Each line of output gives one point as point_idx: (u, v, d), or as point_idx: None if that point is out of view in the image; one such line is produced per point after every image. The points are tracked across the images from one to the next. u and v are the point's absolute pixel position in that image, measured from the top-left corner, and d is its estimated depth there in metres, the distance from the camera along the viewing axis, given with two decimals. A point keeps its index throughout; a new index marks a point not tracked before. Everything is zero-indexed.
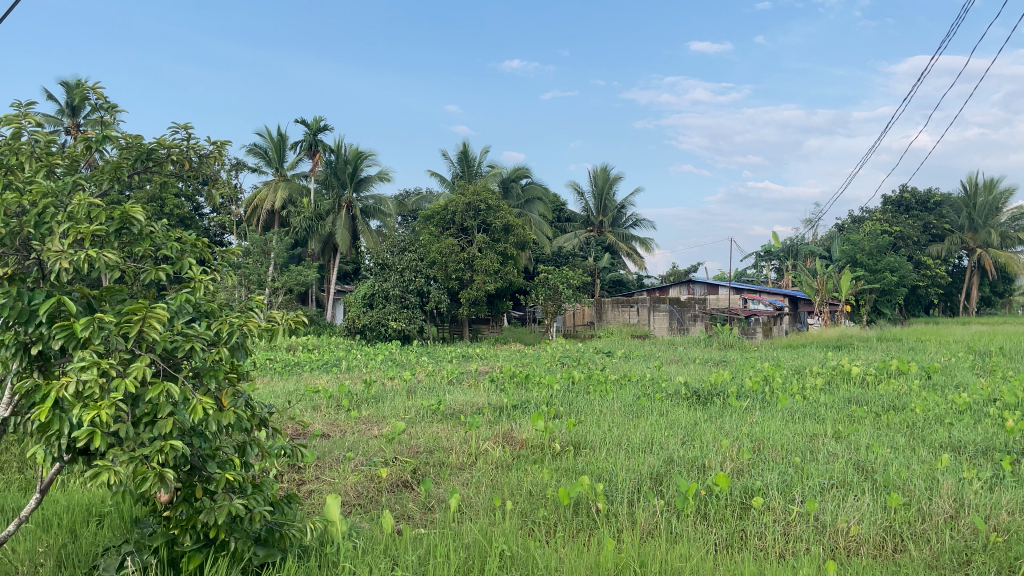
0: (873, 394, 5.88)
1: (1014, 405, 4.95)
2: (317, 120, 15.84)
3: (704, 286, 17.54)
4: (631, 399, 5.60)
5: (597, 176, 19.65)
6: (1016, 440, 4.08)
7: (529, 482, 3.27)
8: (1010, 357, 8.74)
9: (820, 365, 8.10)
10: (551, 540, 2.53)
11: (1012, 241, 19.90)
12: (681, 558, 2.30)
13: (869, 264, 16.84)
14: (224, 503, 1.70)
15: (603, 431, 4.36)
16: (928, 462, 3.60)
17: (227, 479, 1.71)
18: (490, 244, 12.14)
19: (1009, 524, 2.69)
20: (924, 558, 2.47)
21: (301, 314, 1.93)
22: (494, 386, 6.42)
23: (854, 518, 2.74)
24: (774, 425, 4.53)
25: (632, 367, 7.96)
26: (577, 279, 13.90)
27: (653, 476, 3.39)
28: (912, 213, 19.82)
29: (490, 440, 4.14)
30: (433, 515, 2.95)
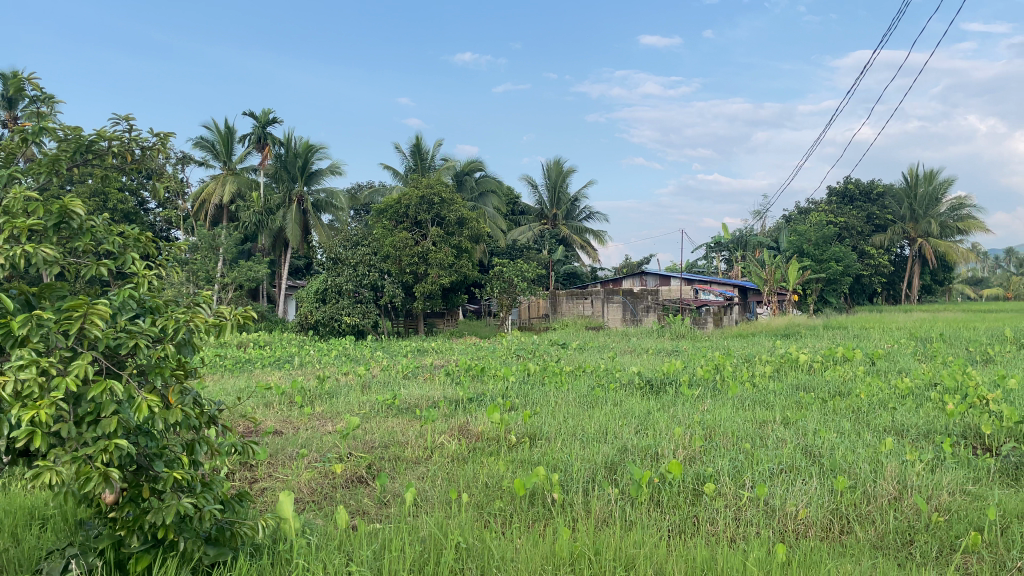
0: (819, 380, 6.04)
1: (952, 388, 5.14)
2: (266, 112, 15.57)
3: (656, 278, 17.76)
4: (586, 390, 5.66)
5: (551, 169, 19.77)
6: (955, 422, 4.23)
7: (485, 474, 3.28)
8: (948, 343, 9.06)
9: (769, 353, 8.29)
10: (507, 531, 2.54)
11: (951, 231, 20.59)
12: (635, 544, 2.34)
13: (815, 254, 17.25)
14: (172, 503, 1.66)
15: (558, 422, 4.40)
16: (872, 445, 3.71)
17: (174, 477, 1.68)
18: (444, 238, 12.12)
19: (949, 504, 2.80)
20: (869, 539, 2.56)
21: (250, 309, 1.89)
22: (449, 380, 6.42)
23: (802, 502, 2.81)
24: (725, 412, 4.63)
25: (586, 358, 8.04)
26: (531, 271, 13.94)
27: (608, 466, 3.43)
28: (857, 204, 20.37)
29: (446, 433, 4.14)
30: (389, 510, 2.94)
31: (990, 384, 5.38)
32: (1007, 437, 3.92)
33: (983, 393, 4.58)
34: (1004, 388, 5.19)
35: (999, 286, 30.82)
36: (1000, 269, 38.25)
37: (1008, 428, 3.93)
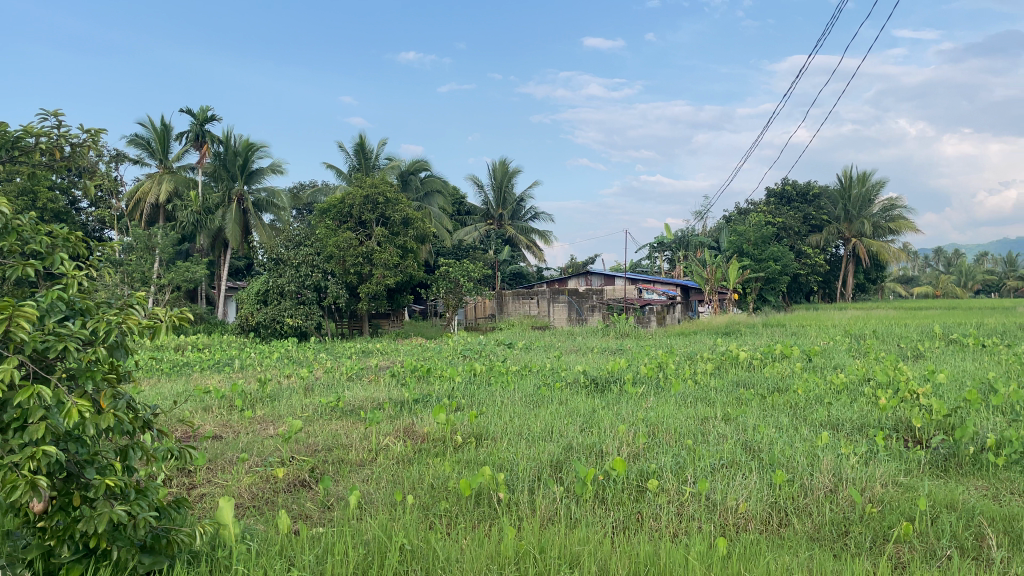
0: (758, 377, 6.19)
1: (885, 382, 5.33)
2: (204, 110, 15.19)
3: (601, 278, 17.94)
4: (532, 389, 5.68)
5: (497, 170, 19.84)
6: (888, 416, 4.39)
7: (430, 475, 3.27)
8: (881, 340, 9.39)
9: (710, 351, 8.47)
10: (452, 531, 2.54)
11: (883, 232, 21.30)
12: (580, 542, 2.37)
13: (755, 254, 17.67)
14: (104, 510, 1.60)
15: (504, 421, 4.41)
16: (809, 439, 3.82)
17: (106, 483, 1.62)
18: (389, 238, 12.04)
19: (882, 495, 2.90)
20: (807, 531, 2.63)
21: (186, 309, 1.85)
22: (394, 381, 6.37)
23: (742, 496, 2.87)
24: (669, 409, 4.71)
25: (532, 358, 8.06)
26: (477, 271, 13.94)
27: (553, 464, 3.44)
28: (793, 205, 20.93)
29: (390, 435, 4.11)
30: (333, 513, 2.91)
31: (920, 379, 5.59)
32: (936, 430, 4.08)
33: (913, 388, 4.75)
34: (932, 383, 5.39)
35: (928, 283, 32.05)
36: (929, 268, 39.78)
37: (936, 421, 4.09)
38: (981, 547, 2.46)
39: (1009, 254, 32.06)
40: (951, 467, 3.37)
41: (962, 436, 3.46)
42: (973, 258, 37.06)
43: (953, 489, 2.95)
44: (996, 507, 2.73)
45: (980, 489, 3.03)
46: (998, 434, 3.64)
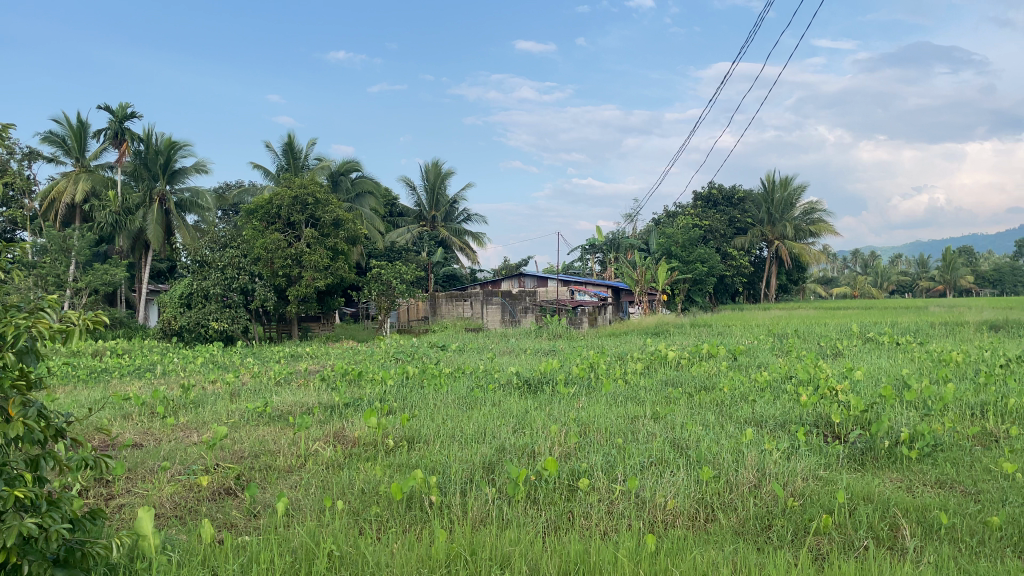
0: (686, 375, 6.35)
1: (806, 379, 5.53)
2: (123, 106, 14.67)
3: (534, 279, 18.04)
4: (464, 391, 5.69)
5: (429, 171, 19.80)
6: (809, 412, 4.55)
7: (361, 480, 3.24)
8: (802, 338, 9.75)
9: (641, 350, 8.64)
10: (382, 535, 2.53)
11: (804, 234, 22.08)
12: (511, 542, 2.38)
13: (682, 255, 18.08)
14: (13, 524, 1.54)
15: (437, 424, 4.40)
16: (734, 436, 3.93)
17: (16, 496, 1.56)
18: (319, 239, 11.87)
19: (803, 489, 3.01)
20: (732, 526, 2.71)
21: (100, 314, 1.80)
22: (325, 385, 6.27)
23: (670, 493, 2.94)
24: (600, 408, 4.78)
25: (465, 360, 8.06)
26: (410, 274, 13.85)
27: (485, 466, 3.46)
28: (719, 208, 21.52)
29: (320, 440, 4.05)
30: (260, 521, 2.85)
31: (839, 376, 5.82)
32: (853, 425, 4.24)
33: (833, 384, 4.93)
34: (850, 380, 5.62)
35: (846, 284, 33.32)
36: (847, 269, 41.51)
37: (854, 416, 4.27)
38: (896, 537, 2.58)
39: (921, 256, 33.68)
40: (869, 460, 3.51)
41: (877, 431, 3.62)
42: (888, 259, 38.79)
43: (870, 481, 3.08)
44: (909, 498, 2.86)
45: (895, 482, 3.17)
46: (911, 428, 3.81)
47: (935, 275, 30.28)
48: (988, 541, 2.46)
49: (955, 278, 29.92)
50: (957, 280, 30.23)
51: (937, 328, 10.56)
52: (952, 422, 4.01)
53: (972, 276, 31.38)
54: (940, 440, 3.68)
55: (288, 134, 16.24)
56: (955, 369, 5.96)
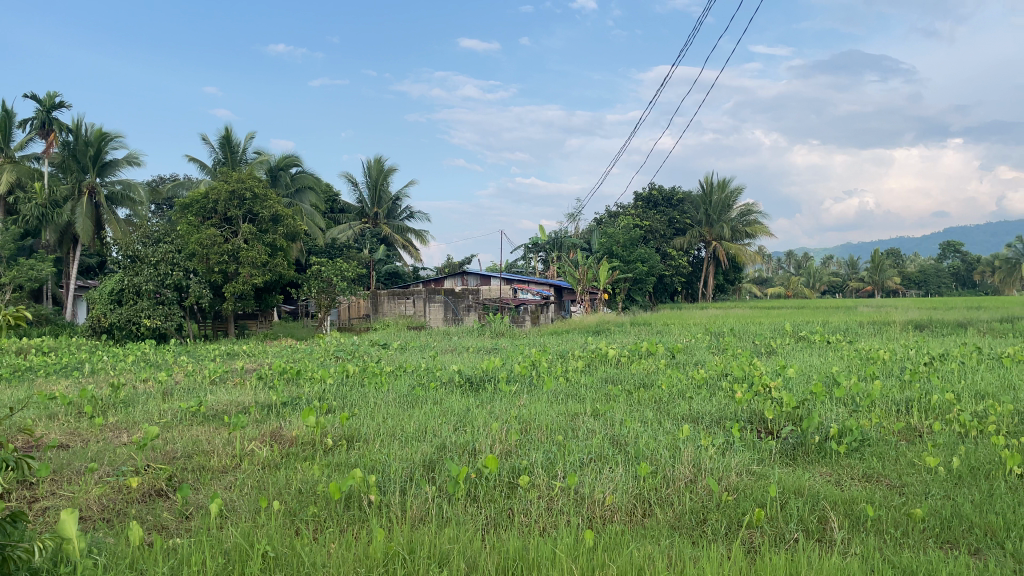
0: (626, 373, 6.45)
1: (741, 377, 5.70)
2: (50, 96, 14.14)
3: (478, 278, 18.03)
4: (406, 389, 5.67)
5: (372, 168, 19.62)
6: (743, 409, 4.67)
7: (299, 480, 3.20)
8: (738, 337, 10.01)
9: (581, 348, 8.72)
10: (319, 535, 2.51)
11: (740, 235, 22.64)
12: (449, 541, 2.39)
13: (624, 255, 18.33)
14: None
15: (376, 422, 4.38)
16: (671, 432, 4.01)
17: None
18: (257, 235, 11.66)
19: (737, 484, 3.09)
20: (668, 520, 2.77)
21: (20, 310, 1.74)
22: (262, 384, 6.16)
23: (609, 488, 2.99)
24: (541, 406, 4.82)
25: (406, 358, 8.02)
26: (351, 271, 13.70)
27: (426, 464, 3.46)
28: (660, 209, 21.90)
29: (256, 439, 3.98)
30: (192, 523, 2.80)
31: (772, 373, 5.99)
32: (785, 421, 4.39)
33: (766, 381, 5.07)
34: (783, 377, 5.80)
35: (780, 284, 34.31)
36: (781, 269, 42.74)
37: (786, 412, 4.41)
38: (824, 529, 2.67)
39: (851, 257, 34.93)
40: (799, 455, 3.64)
41: (808, 426, 3.75)
42: (819, 260, 40.13)
43: (801, 476, 3.19)
44: (837, 491, 2.97)
45: (825, 476, 3.28)
46: (840, 423, 3.96)
47: (864, 276, 31.41)
48: (912, 532, 2.54)
49: (882, 279, 31.11)
50: (884, 280, 31.45)
51: (865, 327, 10.98)
52: (879, 417, 4.18)
53: (898, 277, 32.67)
54: (867, 435, 3.84)
55: (226, 127, 15.88)
56: (881, 367, 6.20)
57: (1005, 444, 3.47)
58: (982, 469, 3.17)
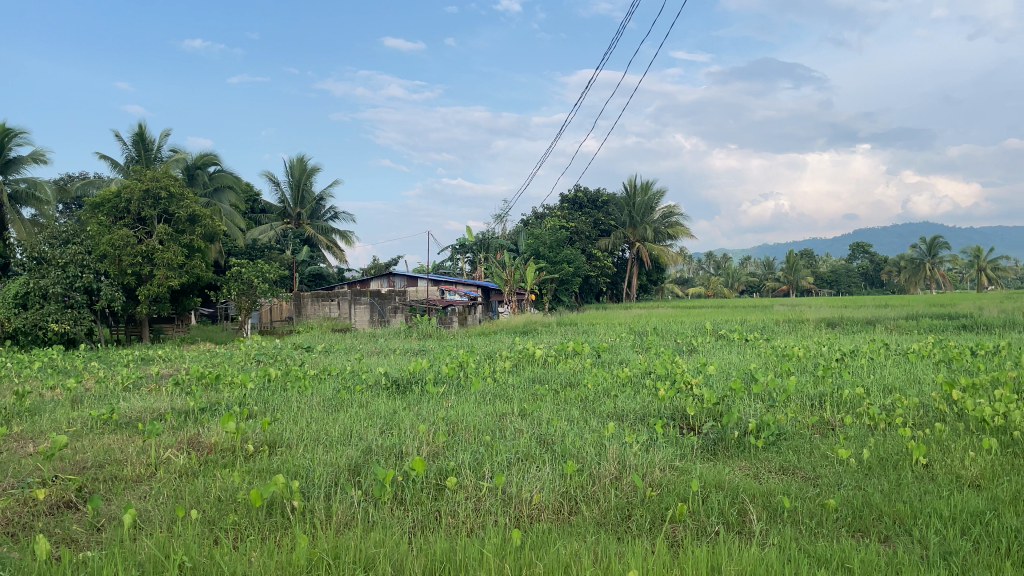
0: (552, 373, 6.51)
1: (664, 374, 5.83)
2: None
3: (404, 279, 17.84)
4: (330, 392, 5.57)
5: (294, 167, 19.22)
6: (666, 406, 4.78)
7: (218, 488, 3.10)
8: (661, 336, 10.24)
9: (509, 349, 8.75)
10: (239, 543, 2.44)
11: (663, 237, 23.19)
12: (375, 545, 2.35)
13: (550, 256, 18.49)
14: None
15: (300, 427, 4.29)
16: (596, 430, 4.07)
17: None
18: (173, 236, 11.27)
19: (660, 479, 3.16)
20: (594, 517, 2.81)
21: None
22: (178, 390, 5.94)
23: (536, 488, 3.02)
24: (468, 407, 4.82)
25: (331, 361, 7.90)
26: (272, 273, 13.38)
27: (351, 468, 3.42)
28: (585, 210, 22.21)
29: (172, 447, 3.85)
30: (104, 535, 2.69)
31: (694, 371, 6.14)
32: (706, 417, 4.51)
33: (688, 378, 5.20)
34: (703, 373, 5.97)
35: (701, 284, 35.27)
36: (701, 270, 43.90)
37: (707, 408, 4.54)
38: (744, 521, 2.75)
39: (767, 258, 36.21)
40: (720, 450, 3.75)
41: (728, 422, 3.87)
42: (738, 260, 41.41)
43: (721, 470, 3.28)
44: (755, 484, 3.07)
45: (744, 469, 3.39)
46: (758, 418, 4.11)
47: (780, 276, 32.64)
48: (826, 522, 2.65)
49: (797, 279, 32.37)
50: (798, 280, 32.69)
51: (781, 325, 11.40)
52: (795, 412, 4.34)
53: (812, 277, 34.04)
54: (783, 429, 3.98)
55: (139, 124, 15.29)
56: (797, 364, 6.45)
57: (911, 435, 3.65)
58: (890, 460, 3.32)
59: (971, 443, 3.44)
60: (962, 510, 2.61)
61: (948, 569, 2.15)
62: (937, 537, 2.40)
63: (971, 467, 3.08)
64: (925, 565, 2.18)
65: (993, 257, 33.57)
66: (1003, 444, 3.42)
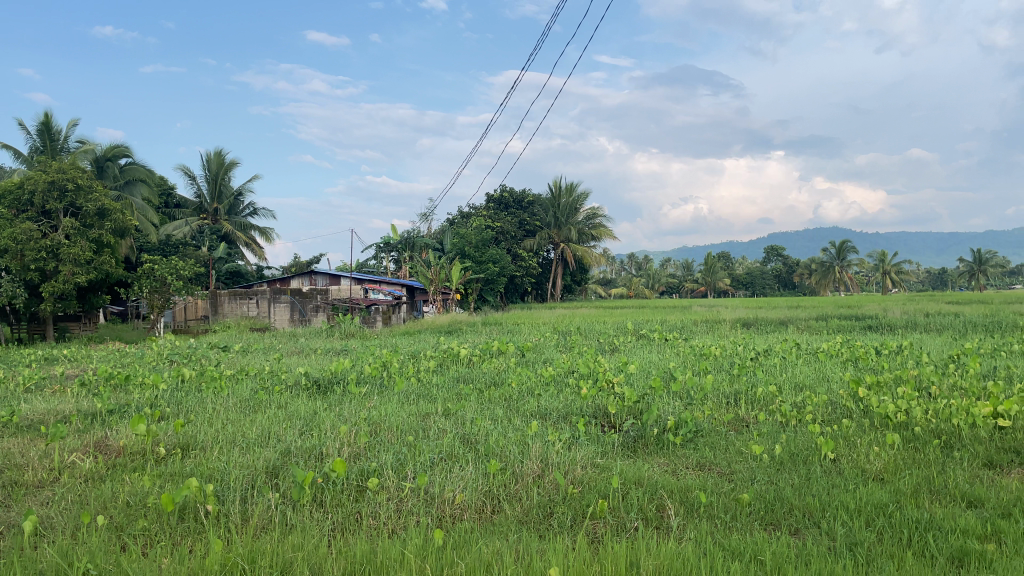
0: (476, 372, 6.52)
1: (586, 373, 5.91)
2: None
3: (326, 278, 17.50)
4: (248, 394, 5.42)
5: (212, 161, 18.70)
6: (588, 404, 4.86)
7: (127, 492, 2.98)
8: (584, 335, 10.37)
9: (433, 348, 8.71)
10: (149, 549, 2.36)
11: (587, 238, 23.55)
12: (293, 548, 2.30)
13: (476, 255, 18.43)
14: None
15: (215, 429, 4.17)
16: (519, 429, 4.10)
17: None
18: (81, 231, 10.76)
19: (582, 477, 3.21)
20: (517, 515, 2.83)
21: None
22: (85, 392, 5.67)
23: (458, 487, 3.01)
24: (391, 407, 4.77)
25: (249, 361, 7.71)
26: (187, 270, 12.91)
27: (269, 471, 3.34)
28: (511, 211, 22.31)
29: (77, 450, 3.68)
30: (2, 543, 2.54)
31: (615, 370, 6.24)
32: (627, 416, 4.60)
33: (609, 377, 5.30)
34: (624, 372, 6.10)
35: (623, 286, 35.96)
36: (624, 271, 44.68)
37: (628, 406, 4.62)
38: (661, 516, 2.82)
39: (687, 260, 37.19)
40: (639, 447, 3.83)
41: (648, 419, 3.96)
42: (658, 261, 42.31)
43: (641, 467, 3.36)
44: (673, 480, 3.15)
45: (662, 466, 3.47)
46: (677, 416, 4.21)
47: (699, 278, 33.63)
48: (740, 516, 2.74)
49: (715, 281, 33.42)
50: (716, 281, 33.71)
51: (699, 324, 11.73)
52: (712, 410, 4.47)
53: (729, 279, 35.18)
54: (700, 426, 4.10)
55: (45, 113, 14.54)
56: (713, 362, 6.64)
57: (820, 431, 3.81)
58: (801, 455, 3.46)
59: (875, 438, 3.61)
60: (868, 503, 2.74)
61: (854, 560, 2.25)
62: (844, 529, 2.51)
63: (876, 461, 3.24)
64: (832, 556, 2.27)
65: (896, 260, 35.40)
66: (905, 439, 3.60)
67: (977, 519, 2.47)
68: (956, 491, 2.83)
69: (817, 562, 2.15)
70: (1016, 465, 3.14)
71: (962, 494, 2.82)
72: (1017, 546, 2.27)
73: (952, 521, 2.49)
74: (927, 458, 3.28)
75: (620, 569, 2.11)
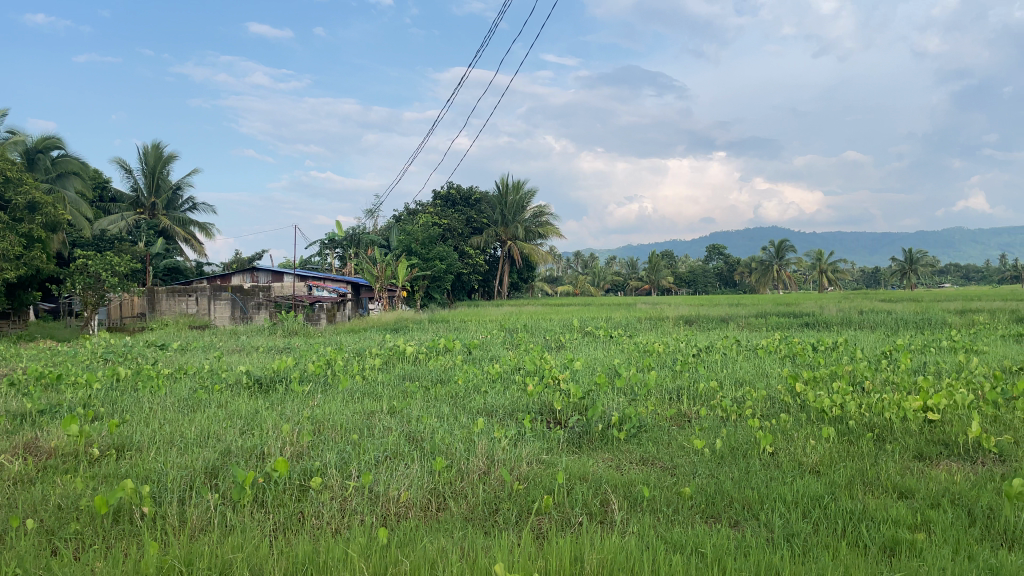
0: (423, 369, 6.51)
1: (532, 370, 5.94)
2: None
3: (269, 274, 17.15)
4: (186, 393, 5.30)
5: (149, 155, 18.21)
6: (534, 401, 4.89)
7: (58, 495, 2.89)
8: (530, 332, 10.41)
9: (379, 346, 8.64)
10: (82, 554, 2.31)
11: (533, 235, 23.64)
12: (233, 549, 2.28)
13: (422, 252, 18.29)
14: None
15: (152, 429, 4.08)
16: (465, 426, 4.11)
17: None
18: (10, 225, 10.34)
19: (527, 473, 3.24)
20: (462, 513, 2.84)
21: None
22: (13, 391, 5.46)
23: (404, 486, 3.01)
24: (334, 406, 4.72)
25: (188, 359, 7.52)
26: (123, 266, 12.53)
27: (208, 471, 3.28)
28: (457, 208, 22.25)
29: (5, 453, 3.55)
30: None
31: (561, 367, 6.29)
32: (572, 411, 4.65)
33: (555, 374, 5.34)
34: (570, 369, 6.14)
35: (568, 283, 36.21)
36: (570, 269, 45.02)
37: (572, 403, 4.67)
38: (605, 511, 2.87)
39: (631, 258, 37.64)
40: (584, 443, 3.87)
41: (593, 416, 4.02)
42: (604, 260, 42.73)
43: (585, 462, 3.41)
44: (617, 475, 3.20)
45: (607, 461, 3.53)
46: (620, 412, 4.29)
47: (642, 276, 34.07)
48: (681, 508, 2.81)
49: (658, 279, 33.89)
50: (659, 280, 34.17)
51: (643, 322, 11.90)
52: (654, 405, 4.56)
53: (672, 277, 35.75)
54: (643, 422, 4.18)
55: None
56: (656, 359, 6.75)
57: (759, 426, 3.92)
58: (741, 449, 3.56)
59: (811, 432, 3.73)
60: (804, 495, 2.84)
61: (790, 551, 2.33)
62: (780, 521, 2.60)
63: (812, 455, 3.35)
64: (768, 547, 2.35)
65: (832, 260, 36.50)
66: (839, 432, 3.73)
67: (908, 509, 2.58)
68: (888, 483, 2.94)
69: (754, 553, 2.22)
70: (944, 457, 3.28)
71: (893, 485, 2.93)
72: (942, 535, 2.38)
73: (884, 511, 2.60)
74: (860, 450, 3.40)
75: (564, 562, 2.15)
